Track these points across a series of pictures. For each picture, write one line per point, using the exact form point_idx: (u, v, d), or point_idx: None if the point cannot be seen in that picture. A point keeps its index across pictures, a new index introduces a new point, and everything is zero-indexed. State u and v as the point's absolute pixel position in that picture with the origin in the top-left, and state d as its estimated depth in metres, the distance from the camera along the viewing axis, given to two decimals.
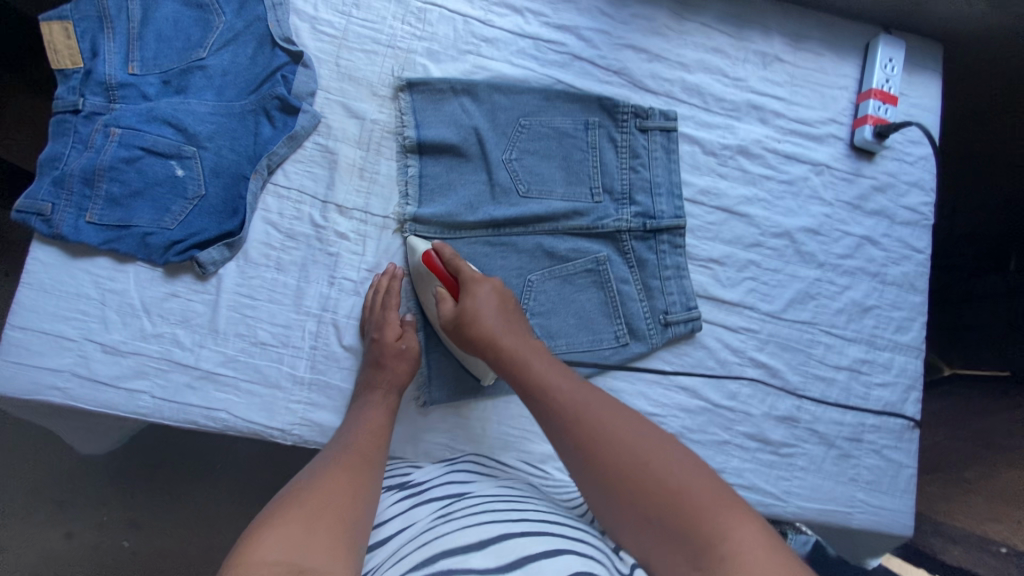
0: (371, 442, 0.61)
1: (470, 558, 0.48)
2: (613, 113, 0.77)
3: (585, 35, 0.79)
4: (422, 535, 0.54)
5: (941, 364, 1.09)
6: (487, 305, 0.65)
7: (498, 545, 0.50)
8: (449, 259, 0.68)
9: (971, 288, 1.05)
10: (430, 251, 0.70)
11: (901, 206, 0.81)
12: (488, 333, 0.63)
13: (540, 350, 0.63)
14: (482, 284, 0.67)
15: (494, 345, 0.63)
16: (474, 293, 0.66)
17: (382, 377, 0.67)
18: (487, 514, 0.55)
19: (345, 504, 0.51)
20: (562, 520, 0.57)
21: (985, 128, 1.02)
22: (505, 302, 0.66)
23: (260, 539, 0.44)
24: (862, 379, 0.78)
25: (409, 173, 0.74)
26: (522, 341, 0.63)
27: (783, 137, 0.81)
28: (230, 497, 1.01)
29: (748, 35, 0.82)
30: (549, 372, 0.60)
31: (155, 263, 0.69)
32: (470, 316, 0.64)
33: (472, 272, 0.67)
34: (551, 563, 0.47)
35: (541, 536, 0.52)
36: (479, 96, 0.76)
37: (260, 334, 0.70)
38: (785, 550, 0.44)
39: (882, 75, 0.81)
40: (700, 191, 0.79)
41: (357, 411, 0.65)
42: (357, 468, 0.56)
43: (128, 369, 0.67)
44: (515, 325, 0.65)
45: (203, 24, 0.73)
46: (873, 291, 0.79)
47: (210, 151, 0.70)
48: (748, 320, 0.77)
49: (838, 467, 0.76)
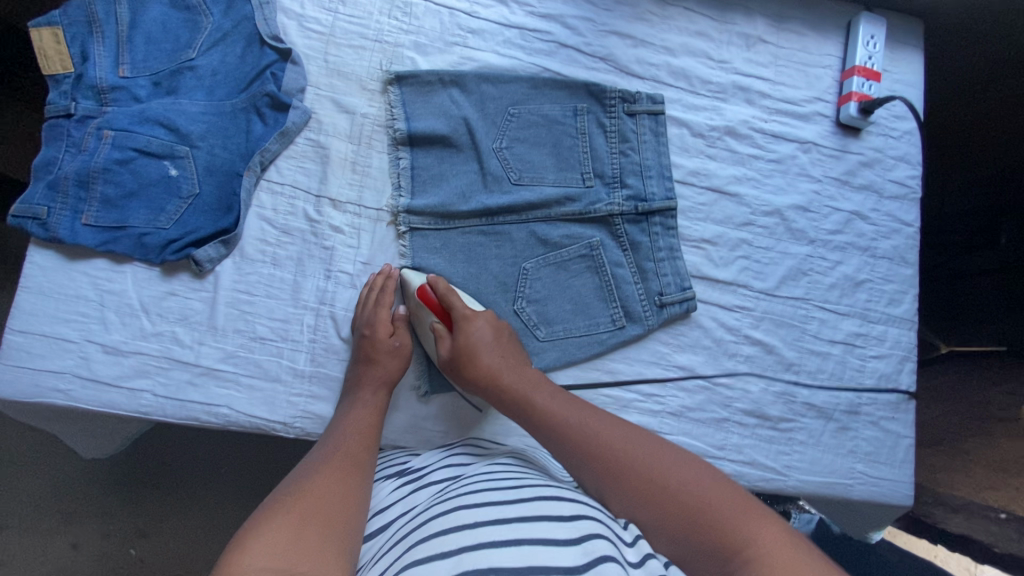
0: (360, 443, 0.61)
1: (463, 540, 0.49)
2: (601, 99, 0.78)
3: (570, 23, 0.80)
4: (421, 518, 0.54)
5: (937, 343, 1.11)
6: (484, 340, 0.68)
7: (491, 526, 0.50)
8: (442, 293, 0.69)
9: (965, 266, 1.07)
10: (424, 284, 0.70)
11: (889, 180, 0.82)
12: (490, 368, 0.66)
13: (542, 384, 0.66)
14: (475, 320, 0.68)
15: (496, 383, 0.66)
16: (467, 330, 0.67)
17: (369, 381, 0.68)
18: (485, 493, 0.56)
19: (333, 506, 0.51)
20: (564, 493, 0.57)
21: (979, 103, 1.02)
22: (500, 336, 0.69)
23: (250, 544, 0.44)
24: (857, 352, 0.79)
25: (401, 165, 0.75)
26: (522, 375, 0.67)
27: (769, 116, 0.82)
28: (236, 500, 1.01)
29: (731, 18, 0.83)
30: (554, 405, 0.63)
31: (152, 263, 0.69)
32: (469, 356, 0.66)
33: (464, 307, 0.69)
34: (547, 546, 0.47)
35: (539, 514, 0.52)
36: (467, 87, 0.77)
37: (259, 329, 0.70)
38: (802, 543, 0.47)
39: (865, 51, 0.82)
40: (690, 173, 0.79)
41: (345, 412, 0.66)
42: (347, 469, 0.57)
43: (129, 368, 0.68)
44: (513, 357, 0.68)
45: (191, 25, 0.74)
46: (864, 265, 0.80)
47: (203, 149, 0.71)
48: (743, 298, 0.78)
49: (838, 440, 0.76)
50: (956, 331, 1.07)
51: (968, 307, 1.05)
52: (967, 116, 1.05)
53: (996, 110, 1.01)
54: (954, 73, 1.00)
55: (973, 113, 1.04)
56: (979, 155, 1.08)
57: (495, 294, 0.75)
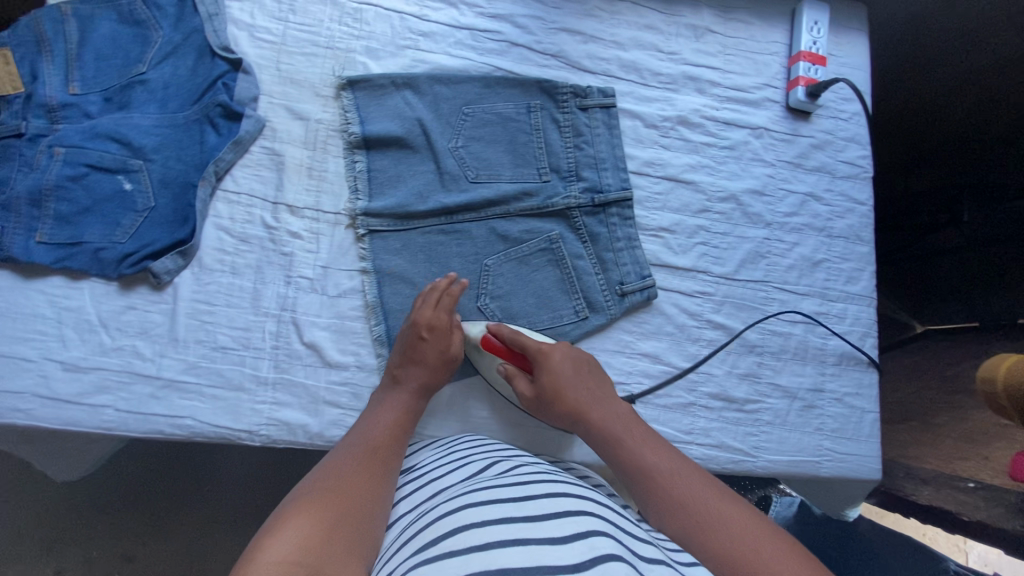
0: (388, 440, 0.62)
1: (471, 540, 0.47)
2: (553, 95, 0.79)
3: (520, 22, 0.81)
4: (426, 518, 0.53)
5: (914, 323, 1.19)
6: (565, 374, 0.68)
7: (497, 527, 0.48)
8: (508, 337, 0.70)
9: (934, 246, 1.15)
10: (487, 332, 0.72)
11: (841, 161, 0.84)
12: (576, 403, 0.66)
13: (633, 424, 0.65)
14: (553, 355, 0.69)
15: (584, 419, 0.66)
16: (549, 368, 0.68)
17: (408, 378, 0.68)
18: (493, 491, 0.54)
19: (354, 505, 0.53)
20: (570, 490, 0.56)
21: (926, 84, 1.04)
22: (581, 365, 0.69)
23: (267, 542, 0.45)
24: (819, 330, 0.80)
25: (357, 168, 0.75)
26: (610, 412, 0.66)
27: (720, 105, 0.83)
28: (220, 519, 0.99)
29: (678, 11, 0.85)
30: (646, 446, 0.62)
31: (109, 277, 0.69)
32: (554, 392, 0.67)
33: (538, 345, 0.70)
34: (553, 544, 0.45)
35: (546, 512, 0.50)
36: (420, 89, 0.78)
37: (220, 338, 0.70)
38: None
39: (809, 37, 0.84)
40: (645, 163, 0.81)
41: (378, 404, 0.67)
42: (373, 469, 0.58)
43: (89, 385, 0.67)
44: (600, 392, 0.68)
45: (140, 40, 0.74)
46: (821, 245, 0.82)
47: (157, 162, 0.71)
48: (703, 284, 0.79)
49: (803, 419, 0.77)
50: (931, 310, 1.16)
51: (935, 289, 1.15)
52: (916, 98, 1.07)
53: (947, 89, 1.02)
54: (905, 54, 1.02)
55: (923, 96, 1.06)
56: (931, 138, 1.10)
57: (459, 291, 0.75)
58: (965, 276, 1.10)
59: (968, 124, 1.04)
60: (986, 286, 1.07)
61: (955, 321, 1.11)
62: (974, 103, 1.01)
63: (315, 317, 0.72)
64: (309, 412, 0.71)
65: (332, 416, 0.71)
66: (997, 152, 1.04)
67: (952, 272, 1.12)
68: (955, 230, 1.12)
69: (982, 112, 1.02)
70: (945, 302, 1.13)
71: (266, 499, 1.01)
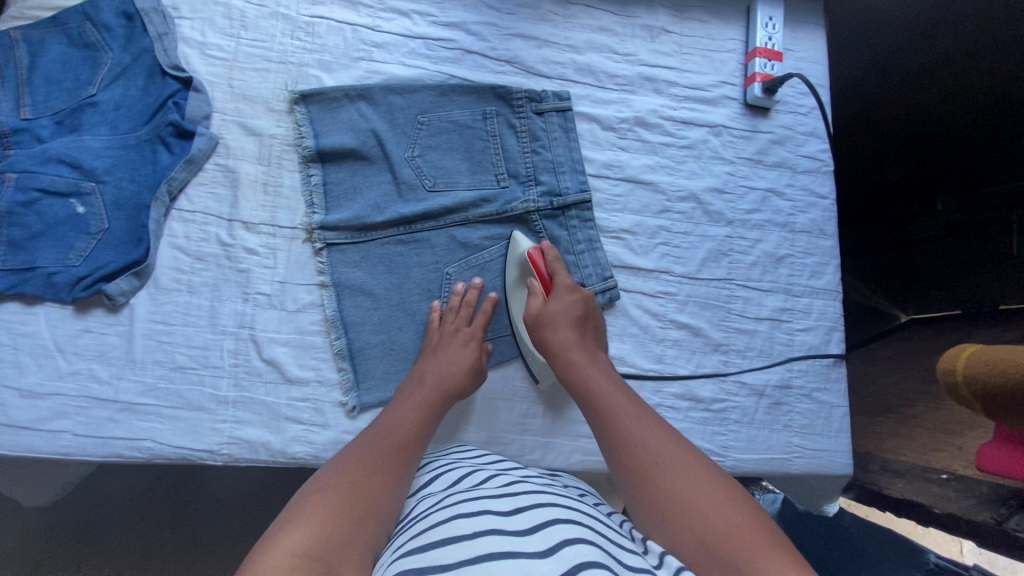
0: (410, 431, 0.61)
1: (462, 553, 0.44)
2: (509, 100, 0.79)
3: (474, 29, 0.81)
4: (415, 528, 0.51)
5: (897, 313, 1.20)
6: (567, 312, 0.69)
7: (489, 539, 0.45)
8: (551, 260, 0.73)
9: (910, 235, 1.17)
10: (536, 249, 0.73)
11: (801, 155, 0.84)
12: (560, 343, 0.67)
13: (597, 360, 0.66)
14: (572, 293, 0.71)
15: (562, 354, 0.66)
16: (559, 300, 0.70)
17: (432, 375, 0.68)
18: (481, 503, 0.52)
19: (373, 493, 0.52)
20: (558, 501, 0.54)
21: (892, 78, 0.99)
22: (586, 316, 0.70)
23: (283, 533, 0.45)
24: (784, 326, 0.80)
25: (312, 182, 0.75)
26: (590, 356, 0.66)
27: (678, 104, 0.83)
28: (203, 540, 0.95)
29: (633, 12, 0.85)
30: (616, 394, 0.61)
31: (64, 301, 0.69)
32: (549, 321, 0.69)
33: (567, 280, 0.72)
34: (543, 558, 0.42)
35: (537, 525, 0.48)
36: (374, 99, 0.77)
37: (178, 358, 0.70)
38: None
39: (764, 33, 0.84)
40: (604, 165, 0.80)
41: (401, 398, 0.66)
42: (392, 460, 0.57)
43: (46, 411, 0.67)
44: (587, 337, 0.69)
45: (90, 62, 0.74)
46: (784, 241, 0.81)
47: (110, 184, 0.70)
48: (665, 284, 0.79)
49: (772, 416, 0.77)
50: (912, 298, 1.18)
51: (917, 276, 1.17)
52: (882, 95, 1.03)
53: (910, 81, 0.98)
54: (869, 48, 0.98)
55: (884, 89, 1.02)
56: (902, 131, 1.06)
57: (420, 301, 0.75)
58: (949, 261, 1.12)
59: (938, 115, 1.00)
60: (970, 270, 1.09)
61: (939, 307, 1.13)
62: (942, 93, 0.97)
63: (273, 332, 0.72)
64: (270, 429, 0.70)
65: (294, 431, 0.70)
66: (973, 137, 1.01)
67: (936, 258, 1.14)
68: (931, 218, 1.14)
69: (950, 103, 0.98)
70: (927, 290, 1.16)
71: (235, 523, 0.96)
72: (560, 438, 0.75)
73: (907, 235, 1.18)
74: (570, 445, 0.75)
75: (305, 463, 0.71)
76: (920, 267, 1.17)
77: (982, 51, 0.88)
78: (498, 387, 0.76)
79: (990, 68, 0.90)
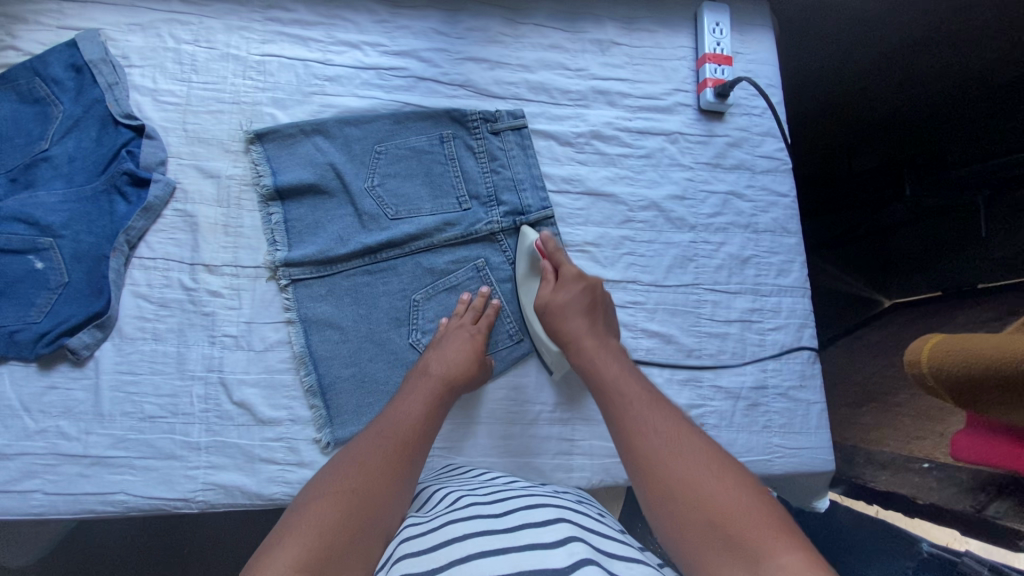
0: (413, 426, 0.60)
1: (453, 554, 0.44)
2: (464, 123, 0.80)
3: (425, 56, 0.82)
4: (409, 536, 0.51)
5: (879, 297, 1.16)
6: (576, 301, 0.69)
7: (478, 540, 0.45)
8: (552, 250, 0.73)
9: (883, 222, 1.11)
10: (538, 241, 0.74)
11: (758, 156, 0.85)
12: (571, 333, 0.67)
13: (608, 344, 0.67)
14: (575, 283, 0.70)
15: (574, 343, 0.67)
16: (563, 289, 0.70)
17: (434, 366, 0.67)
18: (473, 508, 0.52)
19: (374, 495, 0.51)
20: (541, 499, 0.54)
21: (854, 66, 0.98)
22: (595, 305, 0.70)
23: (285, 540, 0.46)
24: (755, 327, 0.80)
25: (273, 220, 0.75)
26: (602, 344, 0.67)
27: (633, 115, 0.84)
28: None
29: (581, 27, 0.86)
30: (627, 380, 0.61)
31: (27, 360, 0.68)
32: (557, 311, 0.69)
33: (572, 266, 0.72)
34: (528, 551, 0.43)
35: (522, 521, 0.48)
36: (330, 133, 0.78)
37: (148, 408, 0.69)
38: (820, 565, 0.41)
39: (712, 39, 0.85)
40: (564, 180, 0.81)
41: (407, 392, 0.65)
42: (396, 456, 0.56)
43: (15, 472, 0.66)
44: (601, 330, 0.69)
45: (42, 117, 0.75)
46: (748, 242, 0.82)
47: (67, 237, 0.70)
48: (634, 294, 0.79)
49: (750, 418, 0.77)
50: (894, 284, 1.14)
51: (896, 261, 1.13)
52: (841, 83, 1.02)
53: (869, 70, 0.98)
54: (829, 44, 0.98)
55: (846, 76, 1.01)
56: (870, 112, 1.05)
57: (390, 329, 0.75)
58: (919, 247, 1.10)
59: (904, 96, 1.00)
60: (944, 255, 1.06)
61: (920, 291, 1.10)
62: (909, 73, 0.96)
63: (243, 374, 0.71)
64: (245, 471, 0.69)
65: (269, 472, 0.69)
66: (946, 109, 0.99)
67: (911, 242, 1.11)
68: (902, 206, 1.07)
69: (921, 84, 0.97)
70: (908, 275, 1.11)
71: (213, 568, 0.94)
72: (541, 457, 0.74)
73: (880, 223, 1.12)
74: (550, 463, 0.74)
75: (283, 503, 0.70)
76: (897, 251, 1.13)
77: (951, 22, 0.87)
78: (472, 408, 0.75)
79: (953, 45, 0.90)
